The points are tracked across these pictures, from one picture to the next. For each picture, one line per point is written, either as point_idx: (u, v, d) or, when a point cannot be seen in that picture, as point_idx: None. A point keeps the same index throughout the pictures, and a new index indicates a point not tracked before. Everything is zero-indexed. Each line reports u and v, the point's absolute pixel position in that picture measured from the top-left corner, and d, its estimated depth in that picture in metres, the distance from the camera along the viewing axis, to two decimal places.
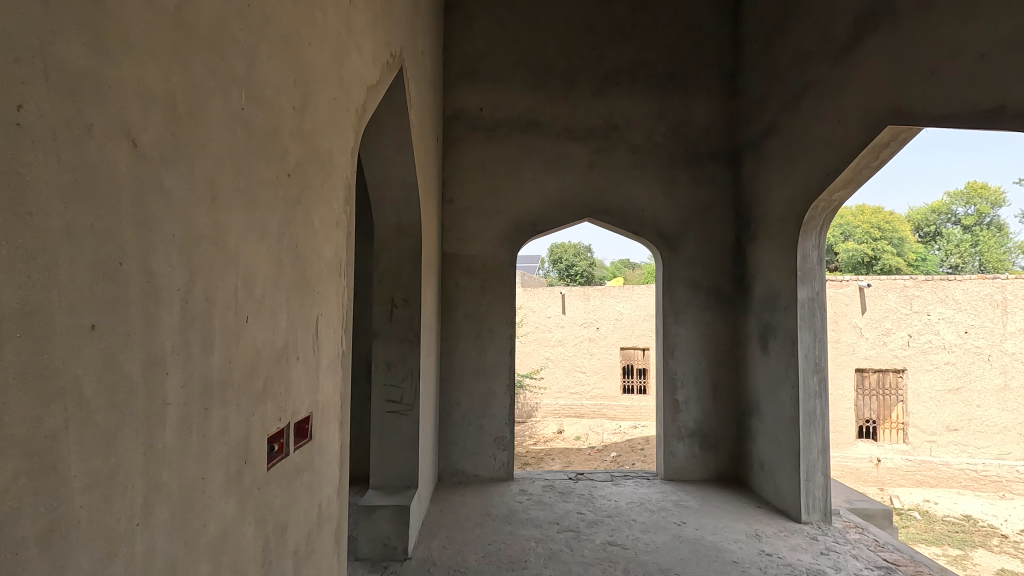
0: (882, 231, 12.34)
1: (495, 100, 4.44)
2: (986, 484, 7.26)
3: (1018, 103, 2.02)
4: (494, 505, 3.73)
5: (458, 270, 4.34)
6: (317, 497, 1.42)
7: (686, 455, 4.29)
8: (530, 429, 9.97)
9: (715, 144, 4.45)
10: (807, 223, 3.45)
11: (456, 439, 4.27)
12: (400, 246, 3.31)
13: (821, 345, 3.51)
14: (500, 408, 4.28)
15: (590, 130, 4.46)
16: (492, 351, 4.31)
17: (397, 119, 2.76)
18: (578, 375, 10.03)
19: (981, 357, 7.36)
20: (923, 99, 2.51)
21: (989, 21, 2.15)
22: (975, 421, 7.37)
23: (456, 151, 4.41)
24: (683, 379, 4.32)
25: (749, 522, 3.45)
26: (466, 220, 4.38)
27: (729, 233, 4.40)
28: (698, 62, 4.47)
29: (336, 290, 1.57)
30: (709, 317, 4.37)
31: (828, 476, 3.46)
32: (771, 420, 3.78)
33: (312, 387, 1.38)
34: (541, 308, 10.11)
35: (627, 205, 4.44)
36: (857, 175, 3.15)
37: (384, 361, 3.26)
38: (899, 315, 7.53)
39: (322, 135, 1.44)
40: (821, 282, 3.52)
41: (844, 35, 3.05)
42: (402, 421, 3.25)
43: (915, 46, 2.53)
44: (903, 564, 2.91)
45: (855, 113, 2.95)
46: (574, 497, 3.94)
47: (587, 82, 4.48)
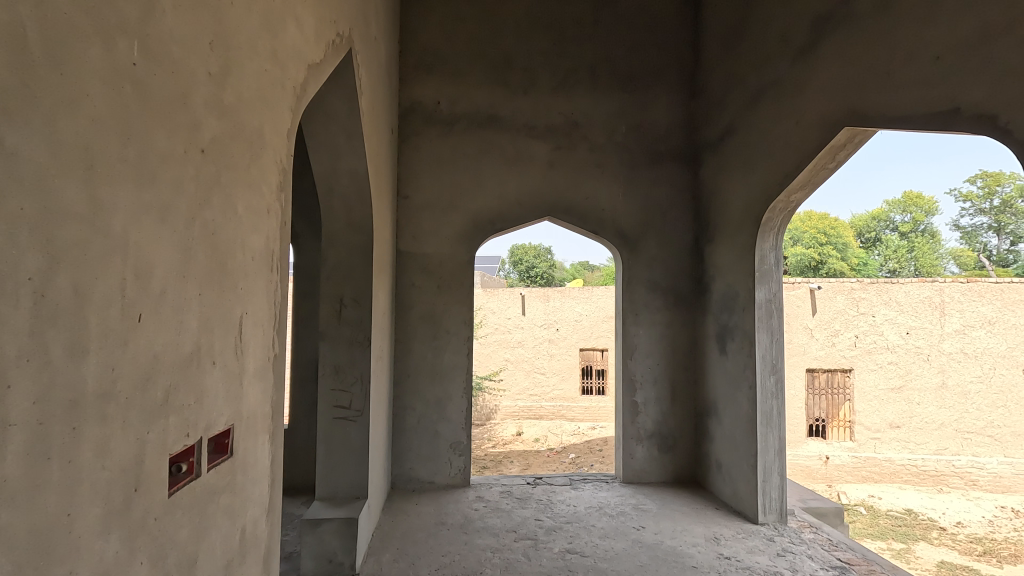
0: (828, 236, 12.88)
1: (453, 93, 4.30)
2: (926, 478, 7.63)
3: (972, 104, 2.03)
4: (449, 514, 3.58)
5: (413, 270, 4.17)
6: (239, 521, 1.25)
7: (645, 456, 4.25)
8: (488, 432, 9.82)
9: (675, 144, 4.44)
10: (764, 224, 3.45)
11: (410, 445, 4.10)
12: (351, 243, 3.12)
13: (778, 346, 3.52)
14: (456, 413, 4.14)
15: (550, 127, 4.37)
16: (449, 353, 4.16)
17: (345, 105, 2.59)
18: (536, 377, 9.95)
19: (921, 357, 7.68)
20: (878, 100, 2.51)
21: (943, 24, 2.16)
22: (915, 419, 7.68)
23: (412, 146, 4.25)
24: (642, 380, 4.28)
25: (708, 525, 3.42)
26: (422, 217, 4.22)
27: (688, 234, 4.40)
28: (658, 61, 4.46)
29: (266, 286, 1.39)
30: (667, 318, 4.34)
31: (785, 477, 3.46)
32: (729, 421, 3.78)
33: (235, 396, 1.21)
34: (501, 309, 10.00)
35: (587, 205, 4.36)
36: (815, 176, 3.15)
37: (332, 364, 3.07)
38: (847, 317, 7.80)
39: (250, 110, 1.27)
40: (778, 284, 3.53)
41: (802, 37, 3.06)
42: (352, 428, 3.06)
43: (872, 49, 2.54)
44: (857, 563, 2.92)
45: (813, 114, 2.96)
46: (532, 503, 3.83)
47: (548, 78, 4.39)
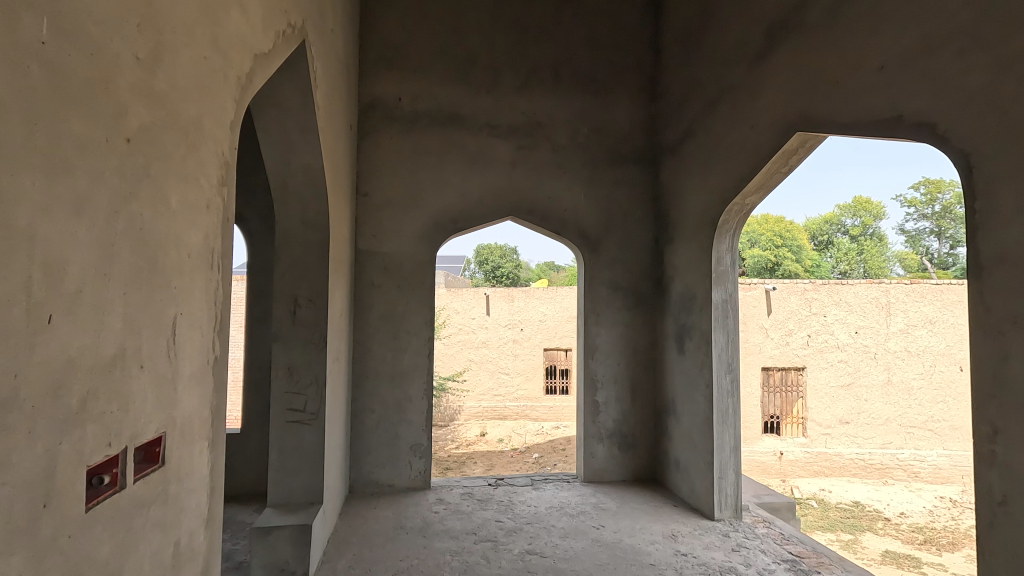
0: (784, 239, 13.33)
1: (415, 90, 4.24)
2: (872, 471, 7.97)
3: (914, 112, 2.11)
4: (408, 517, 3.52)
5: (373, 269, 4.08)
6: (173, 535, 1.17)
7: (605, 455, 4.28)
8: (452, 433, 9.74)
9: (636, 147, 4.49)
10: (721, 226, 3.52)
11: (369, 448, 4.01)
12: (306, 241, 3.02)
13: (733, 345, 3.59)
14: (416, 415, 4.08)
15: (513, 127, 4.36)
16: (409, 354, 4.10)
17: (299, 98, 2.50)
18: (501, 378, 9.94)
19: (868, 355, 8.01)
20: (828, 106, 2.58)
21: (887, 34, 2.24)
22: (863, 414, 8.00)
23: (372, 143, 4.16)
24: (603, 380, 4.31)
25: (666, 523, 3.46)
26: (382, 216, 4.14)
27: (648, 235, 4.45)
28: (620, 64, 4.50)
29: (204, 285, 1.32)
30: (628, 318, 4.38)
31: (740, 473, 3.54)
32: (687, 419, 3.84)
33: (167, 402, 1.14)
34: (465, 309, 9.93)
35: (549, 205, 4.36)
36: (768, 180, 3.24)
37: (285, 366, 2.97)
38: (800, 317, 8.07)
39: (186, 99, 1.20)
40: (733, 284, 3.60)
41: (757, 43, 3.13)
42: (306, 432, 2.97)
43: (821, 56, 2.61)
44: (807, 556, 3.00)
45: (766, 119, 3.03)
46: (493, 504, 3.80)
47: (510, 77, 4.37)
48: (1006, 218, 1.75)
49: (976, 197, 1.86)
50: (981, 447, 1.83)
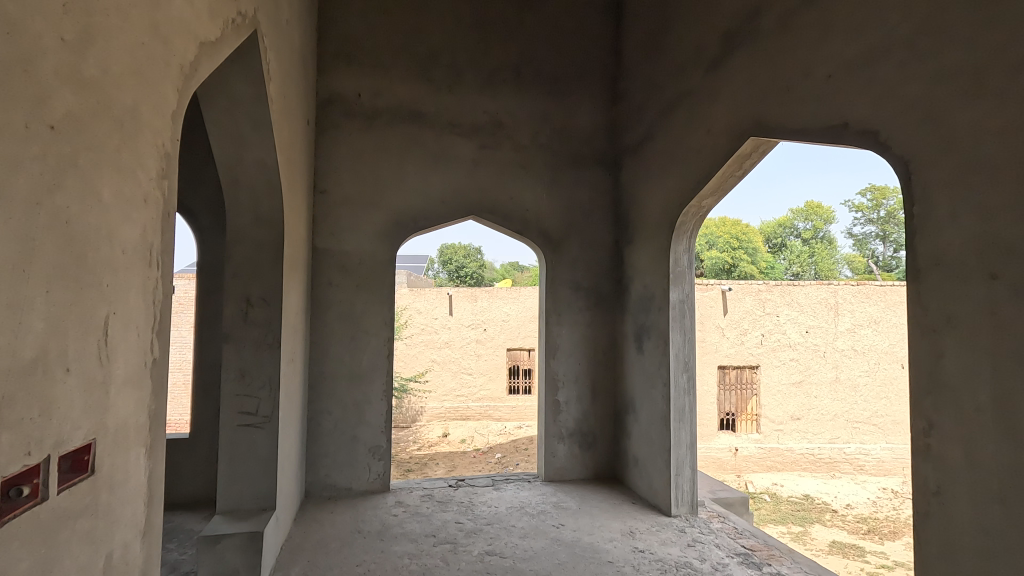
0: (740, 241, 13.76)
1: (375, 86, 4.16)
2: (821, 465, 8.30)
3: (858, 121, 2.19)
4: (366, 521, 3.45)
5: (330, 268, 3.99)
6: (103, 548, 1.11)
7: (566, 454, 4.31)
8: (414, 434, 9.63)
9: (597, 148, 4.53)
10: (678, 228, 3.59)
11: (326, 451, 3.91)
12: (258, 238, 2.92)
13: (690, 345, 3.66)
14: (375, 416, 4.01)
15: (475, 126, 4.33)
16: (368, 354, 4.02)
17: (250, 90, 2.42)
18: (463, 378, 9.89)
19: (818, 353, 8.33)
20: (779, 113, 2.66)
21: (834, 45, 2.32)
22: (813, 411, 8.32)
23: (330, 139, 4.06)
24: (564, 379, 4.34)
25: (624, 520, 3.50)
26: (341, 213, 4.04)
27: (609, 236, 4.50)
28: (582, 66, 4.53)
29: (142, 283, 1.25)
30: (589, 317, 4.42)
31: (696, 470, 3.61)
32: (646, 417, 3.90)
33: (98, 407, 1.07)
34: (427, 310, 9.85)
35: (511, 205, 4.35)
36: (723, 183, 3.32)
37: (236, 368, 2.87)
38: (754, 317, 8.33)
39: (121, 86, 1.14)
40: (690, 285, 3.67)
41: (713, 49, 3.21)
42: (258, 436, 2.87)
43: (773, 64, 2.69)
44: (758, 549, 3.09)
45: (722, 124, 3.11)
46: (453, 505, 3.77)
47: (472, 75, 4.35)
48: (942, 223, 1.84)
49: (915, 202, 1.95)
50: (917, 442, 1.92)
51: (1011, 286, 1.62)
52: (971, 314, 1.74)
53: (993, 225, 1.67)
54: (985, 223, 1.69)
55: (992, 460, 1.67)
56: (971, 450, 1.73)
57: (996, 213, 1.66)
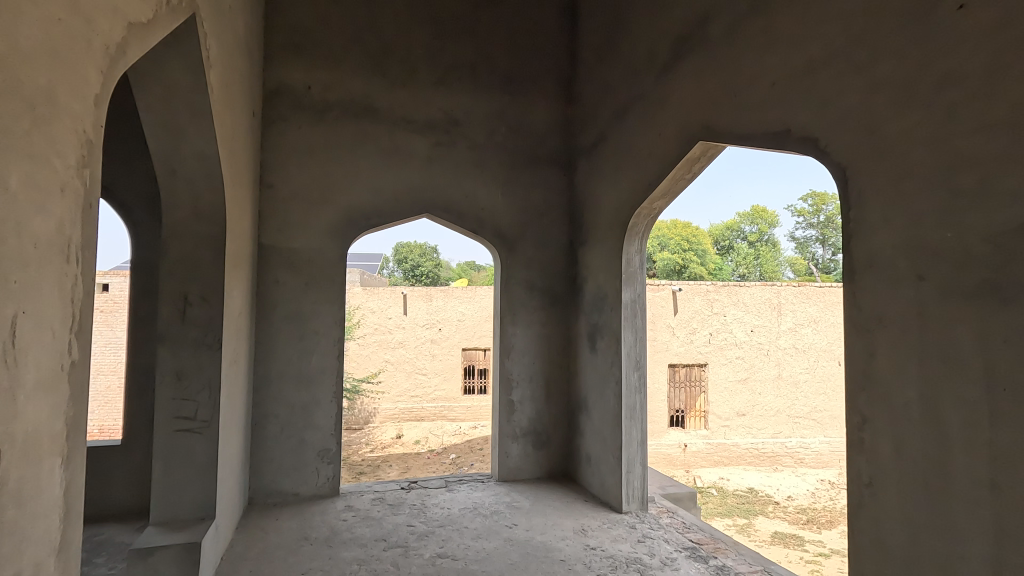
0: (690, 243, 14.19)
1: (326, 78, 4.04)
2: (764, 459, 8.64)
3: (800, 128, 2.27)
4: (313, 527, 3.34)
5: (277, 266, 3.84)
6: (8, 569, 1.01)
7: (519, 454, 4.31)
8: (366, 436, 9.43)
9: (552, 148, 4.55)
10: (630, 229, 3.65)
11: (272, 456, 3.77)
12: (197, 234, 2.77)
13: (641, 343, 3.73)
14: (324, 419, 3.89)
15: (429, 123, 4.27)
16: (317, 355, 3.90)
17: (189, 78, 2.29)
18: (418, 378, 9.76)
19: (762, 352, 8.67)
20: (726, 118, 2.73)
21: (777, 54, 2.40)
22: (757, 407, 8.65)
23: (277, 132, 3.91)
24: (518, 379, 4.34)
25: (577, 518, 3.53)
26: (289, 209, 3.90)
27: (563, 236, 4.53)
28: (537, 66, 4.54)
29: (57, 280, 1.15)
30: (543, 317, 4.43)
31: (646, 466, 3.68)
32: (598, 415, 3.95)
33: (2, 415, 0.98)
34: (381, 309, 9.68)
35: (466, 203, 4.31)
36: (674, 186, 3.40)
37: (172, 370, 2.72)
38: (703, 316, 8.59)
39: (31, 65, 1.04)
40: (642, 285, 3.74)
41: (664, 54, 3.27)
42: (196, 442, 2.73)
43: (721, 71, 2.77)
44: (705, 542, 3.17)
45: (672, 128, 3.17)
46: (405, 508, 3.70)
47: (427, 72, 4.28)
48: (874, 227, 1.93)
49: (850, 207, 2.04)
50: (852, 435, 2.01)
51: (937, 287, 1.71)
52: (901, 314, 1.83)
53: (921, 230, 1.76)
54: (914, 228, 1.79)
55: (919, 452, 1.76)
56: (901, 443, 1.82)
57: (924, 218, 1.76)
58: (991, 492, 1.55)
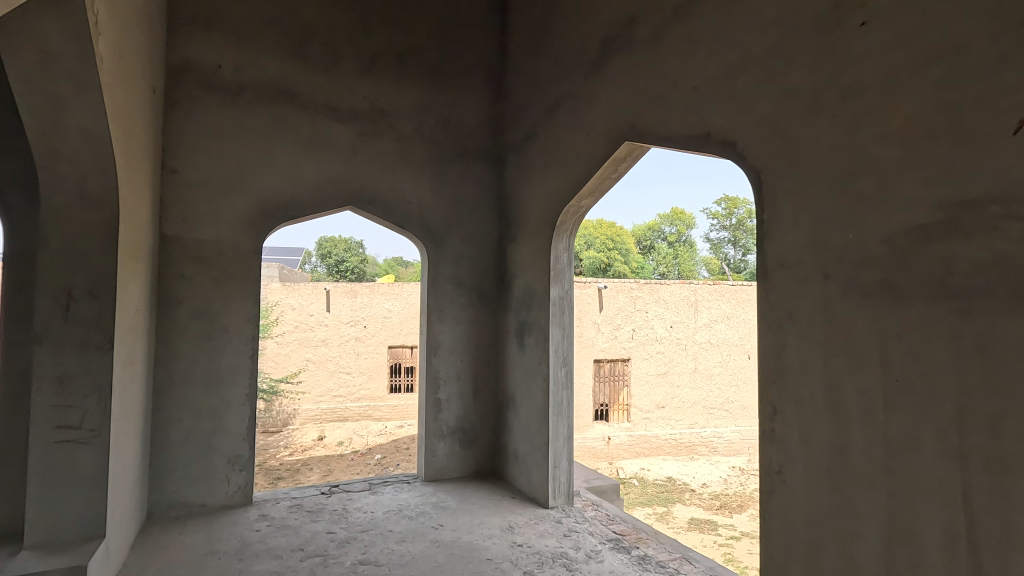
0: (614, 242, 14.64)
1: (239, 58, 3.76)
2: (682, 449, 9.06)
3: (720, 131, 2.36)
4: (222, 540, 3.10)
5: (182, 259, 3.53)
6: None
7: (446, 453, 4.24)
8: (285, 439, 8.96)
9: (481, 143, 4.49)
10: (559, 226, 3.67)
11: (175, 465, 3.47)
12: (84, 221, 2.48)
13: (569, 340, 3.76)
14: (236, 423, 3.62)
15: (353, 111, 4.08)
16: (228, 355, 3.62)
17: (73, 46, 2.04)
18: (342, 378, 9.39)
19: (681, 346, 9.07)
20: (651, 120, 2.80)
21: (699, 59, 2.48)
22: (676, 399, 9.06)
23: (183, 113, 3.60)
24: (445, 377, 4.26)
25: (504, 516, 3.51)
26: (195, 197, 3.60)
27: (493, 232, 4.48)
28: (466, 59, 4.47)
29: None
30: (471, 314, 4.37)
31: (572, 461, 3.72)
32: (526, 412, 3.95)
33: None
34: (302, 306, 9.29)
35: (392, 197, 4.17)
36: (601, 185, 3.45)
37: (53, 374, 2.42)
38: (626, 313, 8.86)
39: None
40: (569, 282, 3.77)
41: (592, 54, 3.31)
42: (81, 453, 2.44)
43: (646, 73, 2.83)
44: (628, 533, 3.25)
45: (600, 127, 3.22)
46: (325, 514, 3.52)
47: (350, 57, 4.09)
48: (786, 229, 2.03)
49: (764, 209, 2.14)
50: (764, 426, 2.11)
51: (840, 285, 1.83)
52: (808, 310, 1.94)
53: (827, 232, 1.88)
54: (821, 229, 1.90)
55: (823, 440, 1.87)
56: (807, 432, 1.94)
57: (828, 221, 1.87)
58: (886, 475, 1.68)
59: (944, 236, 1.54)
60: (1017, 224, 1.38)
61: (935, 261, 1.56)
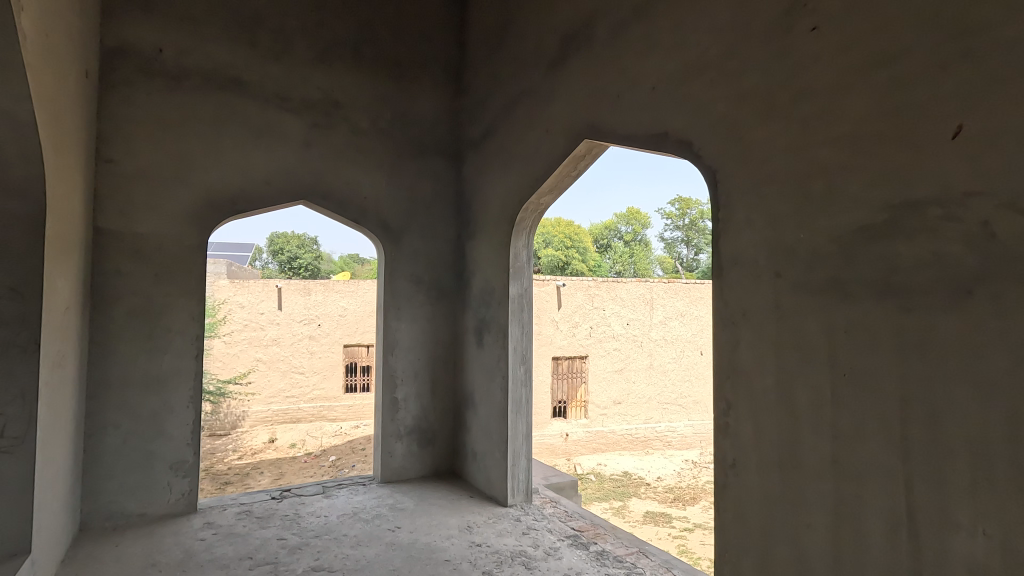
0: (572, 241, 14.78)
1: (182, 43, 3.57)
2: (638, 443, 9.24)
3: (677, 131, 2.38)
4: (163, 551, 2.94)
5: (120, 254, 3.32)
6: None
7: (403, 454, 4.16)
8: (234, 442, 8.59)
9: (440, 139, 4.43)
10: (518, 223, 3.65)
11: (111, 473, 3.26)
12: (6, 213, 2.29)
13: (528, 337, 3.75)
14: (179, 427, 3.44)
15: (306, 101, 3.94)
16: (170, 356, 3.43)
17: None
18: (294, 378, 9.11)
19: (636, 343, 9.24)
20: (610, 118, 2.81)
21: (657, 59, 2.51)
22: (631, 395, 9.23)
23: (120, 98, 3.38)
24: (402, 376, 4.18)
25: (462, 515, 3.47)
26: (134, 188, 3.39)
27: (451, 229, 4.42)
28: (424, 53, 4.39)
29: None
30: (429, 312, 4.30)
31: (531, 459, 3.72)
32: (485, 410, 3.93)
33: None
34: (252, 304, 8.96)
35: (347, 191, 4.05)
36: (560, 183, 3.45)
37: None
38: (584, 310, 8.95)
39: None
40: (528, 280, 3.76)
41: (551, 51, 3.30)
42: (3, 464, 2.26)
43: (606, 71, 2.84)
44: (586, 529, 3.27)
45: (559, 125, 3.21)
46: (276, 520, 3.39)
47: (303, 46, 3.95)
48: (741, 227, 2.07)
49: (719, 209, 2.18)
50: (718, 421, 2.15)
51: (791, 283, 1.88)
52: (761, 308, 1.99)
53: (780, 231, 1.92)
54: (773, 229, 1.95)
55: (775, 434, 1.92)
56: (759, 425, 1.98)
57: (781, 221, 1.92)
58: (833, 467, 1.73)
59: (889, 236, 1.60)
60: (954, 225, 1.45)
61: (879, 260, 1.62)
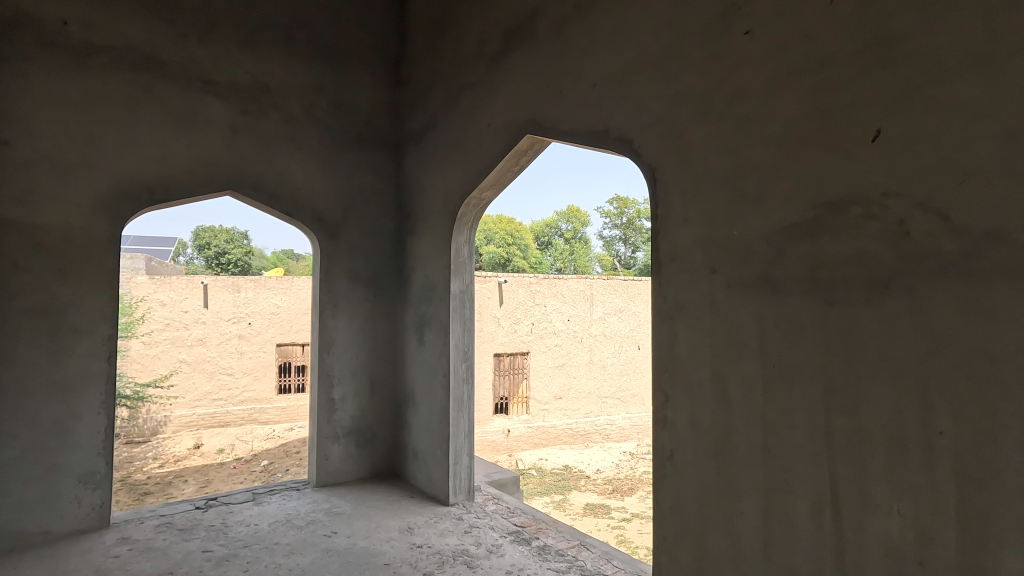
0: (513, 238, 14.83)
1: (90, 17, 3.26)
2: (578, 437, 9.40)
3: (618, 128, 2.41)
4: (69, 572, 2.68)
5: (17, 246, 3.01)
6: None
7: (340, 455, 4.01)
8: (155, 449, 8.04)
9: (378, 130, 4.29)
10: (459, 218, 3.60)
11: (8, 488, 2.96)
12: None
13: (469, 334, 3.71)
14: (88, 436, 3.15)
15: (233, 86, 3.71)
16: (78, 358, 3.14)
17: None
18: (222, 380, 8.62)
19: (577, 339, 9.38)
20: (552, 113, 2.80)
21: (598, 56, 2.52)
22: (572, 390, 9.37)
23: (16, 74, 3.05)
24: (340, 375, 4.03)
25: (402, 517, 3.39)
26: (33, 174, 3.07)
27: (390, 223, 4.30)
28: (361, 41, 4.23)
29: None
30: (368, 308, 4.17)
31: (473, 456, 3.68)
32: (426, 409, 3.85)
33: None
34: (175, 301, 8.42)
35: (279, 182, 3.85)
36: (502, 178, 3.42)
37: None
38: (525, 307, 8.99)
39: None
40: (469, 276, 3.71)
41: (493, 45, 3.26)
42: None
43: (547, 67, 2.83)
44: (528, 525, 3.27)
45: (501, 119, 3.18)
46: (200, 531, 3.18)
47: (230, 27, 3.71)
48: (678, 224, 2.12)
49: (658, 205, 2.22)
50: (657, 413, 2.19)
51: (725, 279, 1.94)
52: (697, 303, 2.04)
53: (714, 228, 1.98)
54: (709, 226, 2.00)
55: (710, 425, 1.98)
56: (696, 417, 2.04)
57: (716, 218, 1.98)
58: (764, 455, 1.80)
59: (814, 234, 1.68)
60: (873, 223, 1.54)
61: (806, 255, 1.70)
